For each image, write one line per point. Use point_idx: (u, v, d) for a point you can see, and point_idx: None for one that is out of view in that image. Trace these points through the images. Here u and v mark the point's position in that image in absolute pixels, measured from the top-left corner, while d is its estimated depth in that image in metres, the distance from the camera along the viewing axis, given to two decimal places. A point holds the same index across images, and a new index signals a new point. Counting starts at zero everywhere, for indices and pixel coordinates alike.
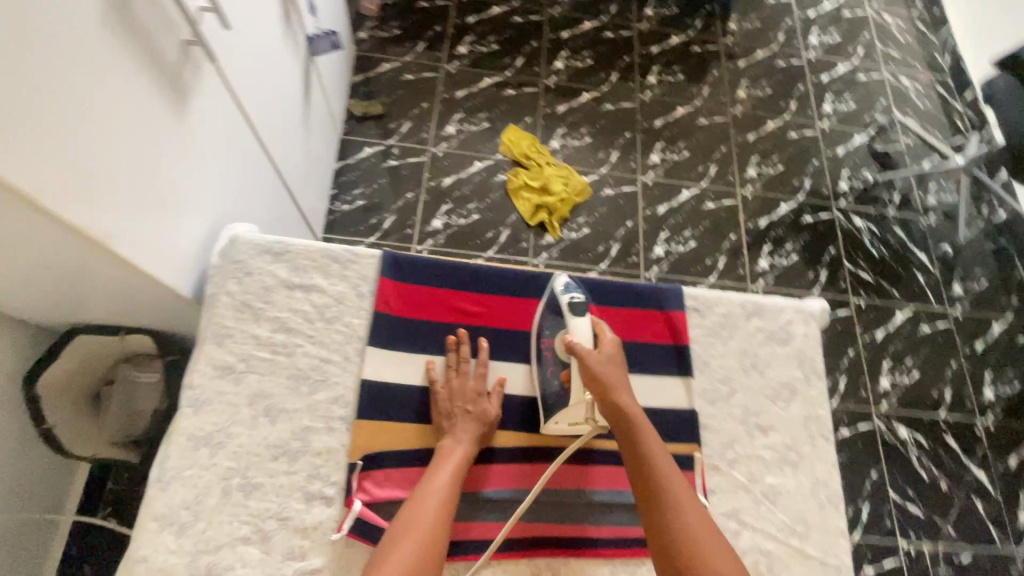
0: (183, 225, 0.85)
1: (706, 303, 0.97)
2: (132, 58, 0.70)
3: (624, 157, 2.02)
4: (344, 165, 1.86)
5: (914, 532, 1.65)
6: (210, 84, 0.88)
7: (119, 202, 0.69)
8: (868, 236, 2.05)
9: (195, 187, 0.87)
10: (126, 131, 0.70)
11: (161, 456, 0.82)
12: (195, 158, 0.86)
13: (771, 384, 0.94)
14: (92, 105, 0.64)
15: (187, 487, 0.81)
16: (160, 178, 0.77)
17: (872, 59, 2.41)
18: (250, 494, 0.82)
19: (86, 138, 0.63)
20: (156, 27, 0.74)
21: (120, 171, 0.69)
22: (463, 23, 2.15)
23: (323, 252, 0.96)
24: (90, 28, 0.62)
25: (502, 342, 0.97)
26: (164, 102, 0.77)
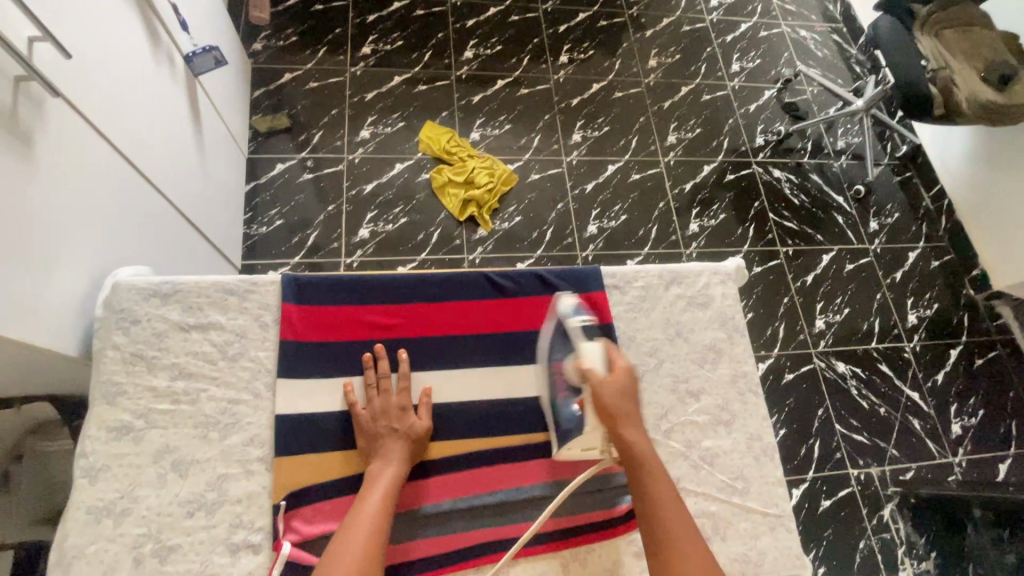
0: (53, 280, 0.77)
1: (625, 278, 0.97)
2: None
3: (546, 139, 2.01)
4: (255, 185, 1.76)
5: (863, 458, 1.74)
6: (60, 122, 0.80)
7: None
8: (787, 186, 2.13)
9: (64, 237, 0.80)
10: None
11: (59, 536, 0.76)
12: (57, 206, 0.79)
13: (696, 349, 0.95)
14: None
15: (93, 565, 0.75)
16: (11, 234, 0.70)
17: (771, 14, 2.49)
18: (166, 559, 0.76)
19: None
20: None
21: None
22: (363, 22, 2.07)
23: (218, 286, 0.89)
24: None
25: (423, 350, 0.94)
26: (3, 148, 0.70)
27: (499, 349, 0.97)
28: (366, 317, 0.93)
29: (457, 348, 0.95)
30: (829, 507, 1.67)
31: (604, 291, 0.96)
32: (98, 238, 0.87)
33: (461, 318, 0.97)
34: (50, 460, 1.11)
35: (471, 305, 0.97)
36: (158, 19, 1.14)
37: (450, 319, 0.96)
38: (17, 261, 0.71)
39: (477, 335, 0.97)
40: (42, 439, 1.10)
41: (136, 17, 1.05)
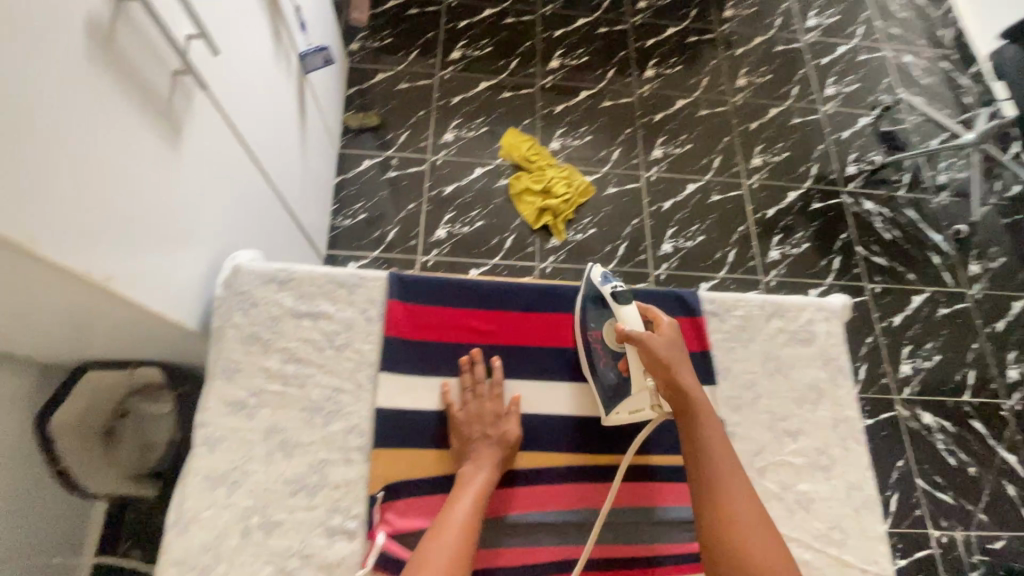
0: (184, 258, 0.83)
1: (724, 306, 0.94)
2: (122, 93, 0.69)
3: (625, 153, 1.99)
4: (344, 180, 1.84)
5: (945, 519, 1.62)
6: (202, 113, 0.87)
7: (115, 242, 0.68)
8: (879, 220, 2.01)
9: (193, 220, 0.85)
10: (119, 169, 0.69)
11: (178, 497, 0.81)
12: (190, 190, 0.84)
13: (795, 388, 0.91)
14: (80, 145, 0.62)
15: (207, 529, 0.80)
16: (157, 214, 0.76)
17: (873, 37, 2.37)
18: (271, 532, 0.81)
19: (78, 181, 0.62)
20: (143, 59, 0.73)
21: (115, 210, 0.68)
22: (455, 28, 2.13)
23: (328, 277, 0.94)
24: (73, 67, 0.61)
25: (515, 359, 0.95)
26: (158, 134, 0.76)
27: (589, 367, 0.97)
28: (463, 322, 0.95)
29: (548, 360, 0.96)
30: (903, 566, 1.55)
31: (703, 317, 0.92)
32: (218, 222, 0.93)
33: (553, 332, 0.98)
34: (147, 420, 1.17)
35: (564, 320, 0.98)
36: (281, 17, 1.21)
37: (543, 331, 0.97)
38: (159, 239, 0.77)
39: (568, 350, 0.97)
40: (141, 400, 1.16)
41: (265, 18, 1.12)
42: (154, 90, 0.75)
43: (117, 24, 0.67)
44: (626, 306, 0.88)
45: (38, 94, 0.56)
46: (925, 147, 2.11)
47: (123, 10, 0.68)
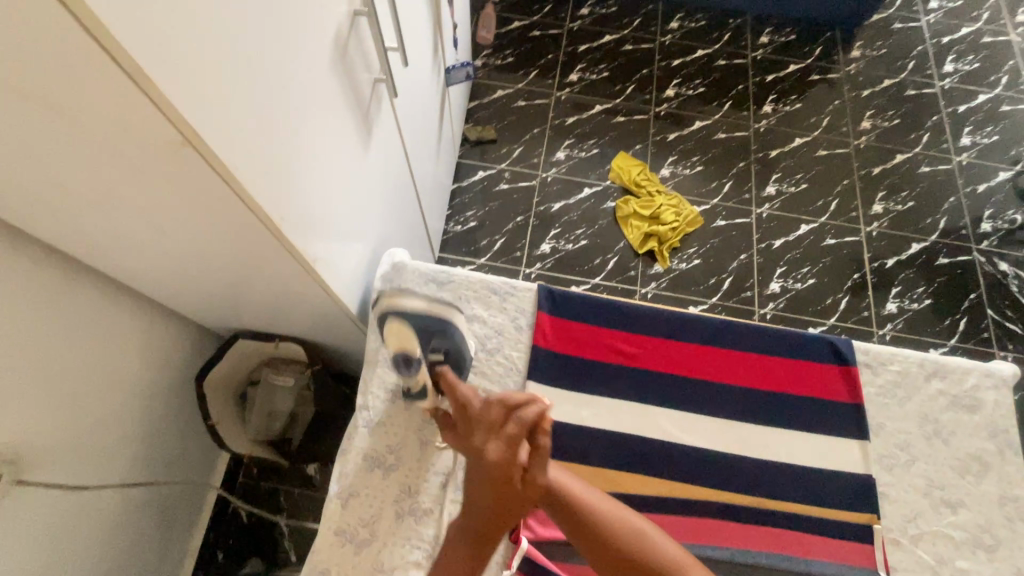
0: (357, 244, 0.92)
1: (879, 358, 0.95)
2: (346, 95, 0.78)
3: (737, 187, 1.95)
4: (458, 187, 1.92)
5: None
6: (387, 117, 0.96)
7: (317, 224, 0.77)
8: (1016, 283, 1.85)
9: (365, 211, 0.93)
10: (332, 161, 0.78)
11: (340, 472, 0.87)
12: (367, 183, 0.92)
13: (956, 456, 0.89)
14: (310, 135, 0.71)
15: (364, 506, 0.85)
16: (346, 202, 0.85)
17: (1019, 88, 2.20)
18: (421, 519, 0.85)
19: (302, 165, 0.70)
20: (362, 67, 0.82)
21: (322, 196, 0.77)
22: (574, 51, 2.18)
23: (484, 284, 0.99)
24: (318, 67, 0.69)
25: (655, 385, 0.96)
26: (357, 132, 0.84)
27: (732, 403, 0.95)
28: (609, 342, 0.99)
29: (689, 390, 0.96)
30: None
31: (857, 365, 0.94)
32: (380, 215, 1.01)
33: (697, 363, 0.97)
34: (276, 392, 1.25)
35: (711, 352, 0.98)
36: (441, 35, 1.30)
37: (687, 361, 0.97)
38: (344, 224, 0.86)
39: (711, 383, 0.96)
40: (273, 372, 1.24)
41: (431, 33, 1.21)
42: (364, 95, 0.84)
43: (352, 35, 0.76)
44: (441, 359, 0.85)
45: (294, 89, 0.65)
46: None
47: (358, 24, 0.77)
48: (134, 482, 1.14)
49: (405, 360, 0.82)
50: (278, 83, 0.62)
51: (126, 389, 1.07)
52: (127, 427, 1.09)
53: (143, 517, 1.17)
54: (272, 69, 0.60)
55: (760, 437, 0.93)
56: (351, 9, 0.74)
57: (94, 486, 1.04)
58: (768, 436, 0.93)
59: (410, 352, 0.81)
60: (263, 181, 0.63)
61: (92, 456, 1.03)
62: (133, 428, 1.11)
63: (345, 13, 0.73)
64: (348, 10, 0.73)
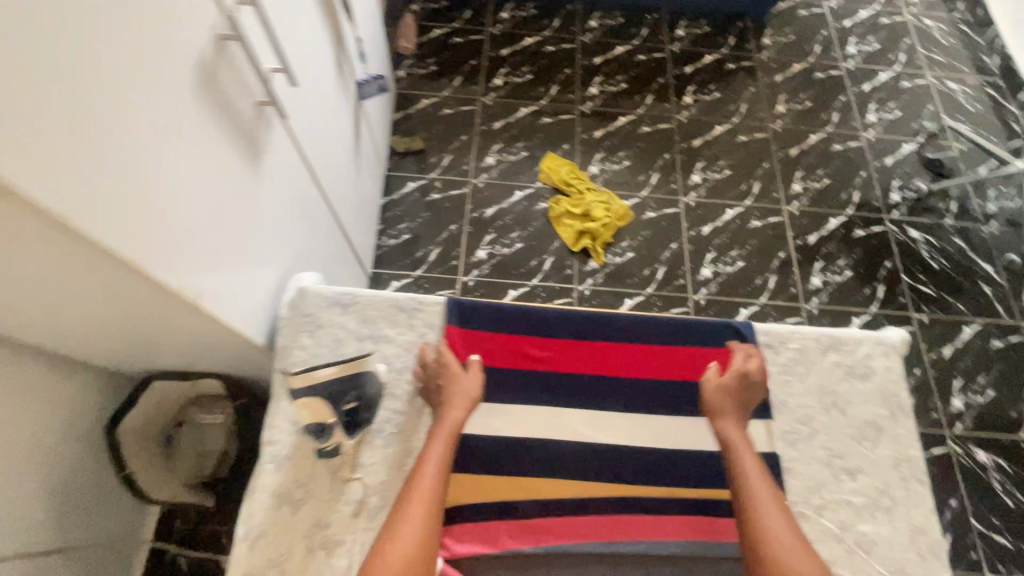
0: (257, 276, 0.88)
1: (780, 338, 0.98)
2: (220, 124, 0.74)
3: (664, 178, 2.00)
4: (388, 201, 1.90)
5: (1003, 564, 1.53)
6: (281, 141, 0.92)
7: (202, 261, 0.72)
8: (926, 248, 1.97)
9: (266, 239, 0.90)
10: (212, 194, 0.74)
11: (246, 513, 0.84)
12: (265, 211, 0.89)
13: (853, 425, 0.94)
14: (183, 172, 0.67)
15: (272, 545, 0.83)
16: (238, 235, 0.81)
17: (916, 64, 2.34)
18: (334, 550, 0.83)
19: (178, 204, 0.67)
20: (239, 94, 0.78)
21: (204, 232, 0.72)
22: (497, 56, 2.19)
23: (390, 302, 0.99)
24: (180, 100, 0.66)
25: (562, 385, 1.01)
26: (243, 161, 0.81)
27: (636, 398, 1.00)
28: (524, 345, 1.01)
29: (596, 386, 1.01)
30: None
31: (759, 347, 0.98)
32: (286, 242, 0.98)
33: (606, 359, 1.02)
34: (204, 430, 1.22)
35: (620, 347, 1.02)
36: (346, 51, 1.28)
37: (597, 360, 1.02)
38: (238, 257, 0.81)
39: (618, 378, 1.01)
40: (198, 410, 1.21)
41: (333, 51, 1.18)
42: (245, 123, 0.81)
43: (220, 61, 0.73)
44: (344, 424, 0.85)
45: (152, 127, 0.61)
46: (972, 175, 2.07)
47: (226, 50, 0.74)
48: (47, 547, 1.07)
49: (318, 428, 0.83)
50: (131, 123, 0.58)
51: (33, 448, 0.99)
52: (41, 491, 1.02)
53: None
54: (119, 110, 0.56)
55: (660, 426, 0.99)
56: (214, 36, 0.71)
57: (10, 559, 0.95)
58: (665, 425, 0.99)
59: (322, 421, 0.82)
60: (123, 223, 0.58)
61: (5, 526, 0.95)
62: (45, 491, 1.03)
63: (206, 39, 0.69)
64: (209, 36, 0.70)
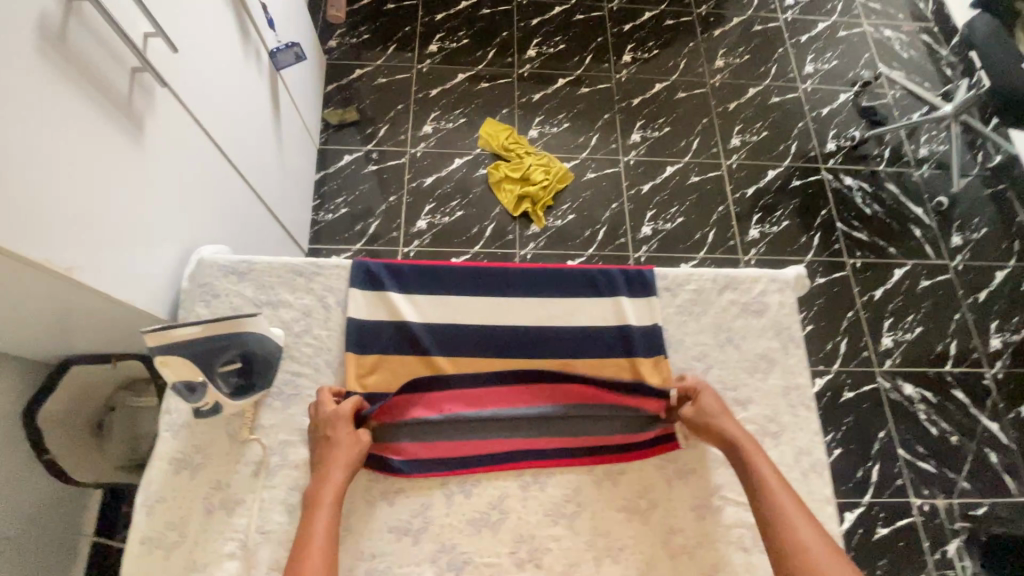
0: (151, 252, 0.85)
1: (677, 281, 1.00)
2: (78, 91, 0.71)
3: (604, 138, 2.00)
4: (325, 175, 1.87)
5: (928, 489, 1.62)
6: (164, 110, 0.89)
7: (73, 233, 0.69)
8: (859, 195, 2.01)
9: (163, 214, 0.88)
10: (79, 165, 0.71)
11: (145, 481, 0.84)
12: (158, 185, 0.87)
13: (746, 358, 0.96)
14: (42, 142, 0.65)
15: (172, 509, 0.83)
16: (120, 207, 0.78)
17: (853, 13, 2.35)
18: (232, 511, 0.84)
19: (41, 175, 0.65)
20: (99, 59, 0.75)
21: (75, 204, 0.70)
22: (431, 21, 2.13)
23: (286, 267, 0.97)
24: (27, 65, 0.63)
25: (469, 337, 0.96)
26: (118, 130, 0.78)
27: (545, 341, 0.97)
28: (412, 272, 0.99)
29: (503, 338, 0.96)
30: (886, 535, 1.56)
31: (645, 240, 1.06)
32: (189, 217, 0.95)
33: (508, 283, 0.99)
34: (139, 413, 1.19)
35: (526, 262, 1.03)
36: (250, 18, 1.23)
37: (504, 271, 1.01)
38: (121, 231, 0.78)
39: (516, 298, 0.98)
40: (133, 394, 1.19)
41: (232, 17, 1.14)
42: (111, 89, 0.77)
43: (70, 23, 0.70)
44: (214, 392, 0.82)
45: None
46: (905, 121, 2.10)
47: (77, 12, 0.71)
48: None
49: (187, 387, 0.79)
50: None
51: None
52: None
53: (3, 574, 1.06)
54: None
55: (569, 366, 0.96)
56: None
57: None
58: (572, 365, 0.96)
59: (191, 380, 0.79)
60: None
61: None
62: None
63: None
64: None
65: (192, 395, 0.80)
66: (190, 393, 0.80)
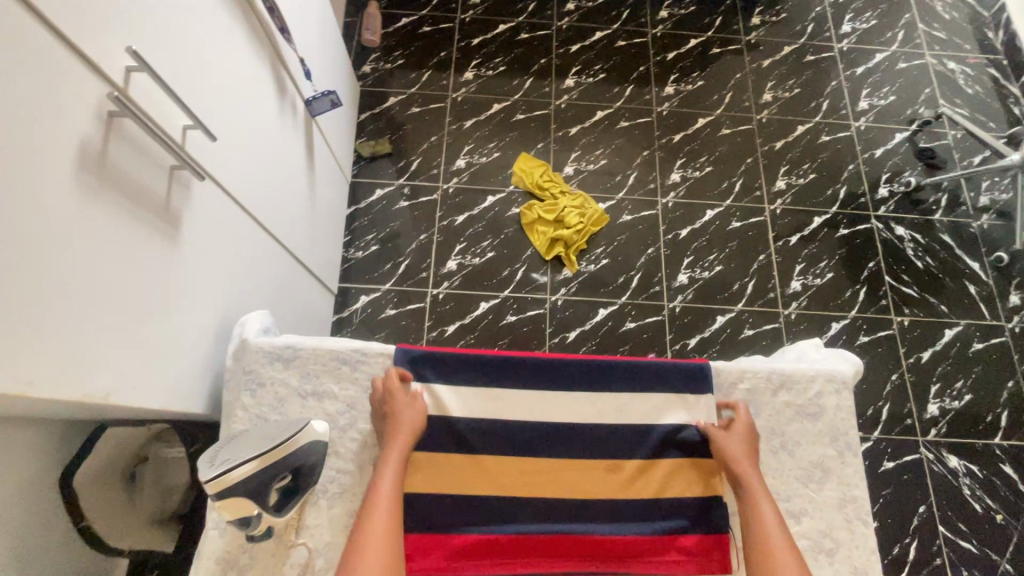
0: (183, 346, 0.85)
1: (729, 379, 0.97)
2: (117, 207, 0.69)
3: (641, 178, 1.95)
4: (356, 210, 1.86)
5: (968, 568, 1.58)
6: (201, 200, 0.87)
7: (112, 356, 0.69)
8: (911, 247, 1.92)
9: (195, 304, 0.87)
10: (116, 284, 0.70)
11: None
12: (190, 277, 0.86)
13: (801, 465, 0.94)
14: (82, 275, 0.64)
15: None
16: (154, 314, 0.77)
17: (915, 42, 2.20)
18: None
19: (81, 311, 0.64)
20: (139, 167, 0.74)
21: (111, 327, 0.69)
22: (468, 46, 2.09)
23: (331, 354, 0.95)
24: (66, 201, 0.62)
25: (516, 435, 0.94)
26: (154, 237, 0.77)
27: (593, 443, 0.94)
28: (455, 362, 0.96)
29: (551, 437, 0.94)
30: None
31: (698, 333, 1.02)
32: (220, 298, 0.95)
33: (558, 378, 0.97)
34: (169, 465, 1.22)
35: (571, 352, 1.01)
36: (286, 70, 1.20)
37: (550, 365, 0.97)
38: (154, 337, 0.77)
39: (564, 395, 0.96)
40: (163, 446, 1.21)
41: (267, 78, 1.11)
42: (151, 194, 0.76)
43: (110, 140, 0.68)
44: (270, 516, 0.79)
45: (39, 242, 0.58)
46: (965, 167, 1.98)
47: (117, 126, 0.69)
48: None
49: (242, 521, 0.76)
50: (10, 249, 0.55)
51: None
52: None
53: None
54: None
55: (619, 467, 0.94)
56: (99, 115, 0.66)
57: None
58: (620, 466, 0.95)
59: (247, 514, 0.75)
60: (4, 354, 0.55)
61: None
62: (19, 554, 1.03)
63: (87, 123, 0.64)
64: (93, 118, 0.65)
65: (247, 526, 0.77)
66: (244, 525, 0.76)
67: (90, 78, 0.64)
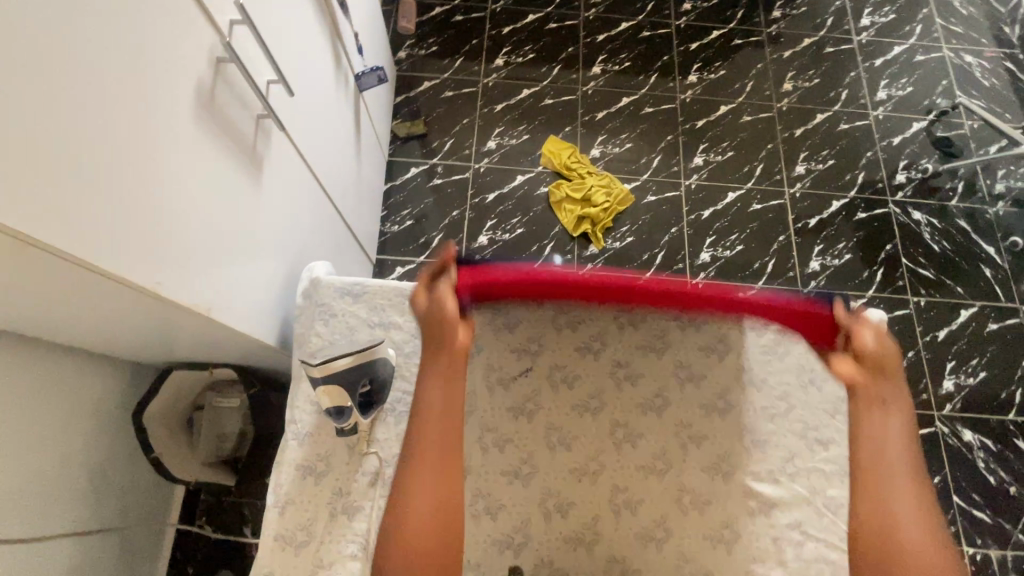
0: (261, 280, 0.93)
1: (762, 322, 1.07)
2: (222, 143, 0.79)
3: (665, 160, 2.03)
4: (392, 186, 1.95)
5: (982, 538, 1.62)
6: (278, 149, 0.97)
7: (211, 275, 0.78)
8: (928, 231, 1.97)
9: (271, 244, 0.96)
10: (216, 212, 0.79)
11: (276, 483, 0.93)
12: (269, 219, 0.95)
13: (827, 399, 1.05)
14: (192, 198, 0.73)
15: (299, 511, 0.92)
16: (241, 245, 0.86)
17: (932, 36, 2.25)
18: (354, 516, 0.92)
19: (192, 230, 0.73)
20: (237, 112, 0.83)
21: (211, 249, 0.78)
22: (499, 34, 2.18)
23: (397, 291, 1.04)
24: (185, 131, 0.71)
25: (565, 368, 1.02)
26: (245, 176, 0.86)
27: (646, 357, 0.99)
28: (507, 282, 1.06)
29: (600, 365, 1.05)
30: None
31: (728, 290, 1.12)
32: (290, 243, 1.03)
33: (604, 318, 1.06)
34: (222, 413, 1.29)
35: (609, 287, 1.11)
36: (343, 43, 1.29)
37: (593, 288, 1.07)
38: (241, 266, 0.86)
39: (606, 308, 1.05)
40: (217, 396, 1.27)
41: (328, 47, 1.20)
42: (244, 138, 0.85)
43: (217, 83, 0.77)
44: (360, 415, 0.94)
45: (165, 162, 0.67)
46: (981, 156, 2.03)
47: (222, 72, 0.78)
48: (104, 516, 1.16)
49: (336, 410, 0.91)
50: (143, 164, 0.64)
51: (69, 425, 1.05)
52: (72, 465, 1.07)
53: (102, 556, 1.16)
54: (133, 156, 0.62)
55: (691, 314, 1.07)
56: (211, 60, 0.75)
57: (67, 533, 1.06)
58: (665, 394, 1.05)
59: (339, 403, 0.91)
60: (135, 255, 0.64)
61: (42, 498, 1.01)
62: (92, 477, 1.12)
63: (202, 65, 0.73)
64: (206, 61, 0.74)
65: (339, 418, 0.92)
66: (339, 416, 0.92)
67: (206, 27, 0.74)
